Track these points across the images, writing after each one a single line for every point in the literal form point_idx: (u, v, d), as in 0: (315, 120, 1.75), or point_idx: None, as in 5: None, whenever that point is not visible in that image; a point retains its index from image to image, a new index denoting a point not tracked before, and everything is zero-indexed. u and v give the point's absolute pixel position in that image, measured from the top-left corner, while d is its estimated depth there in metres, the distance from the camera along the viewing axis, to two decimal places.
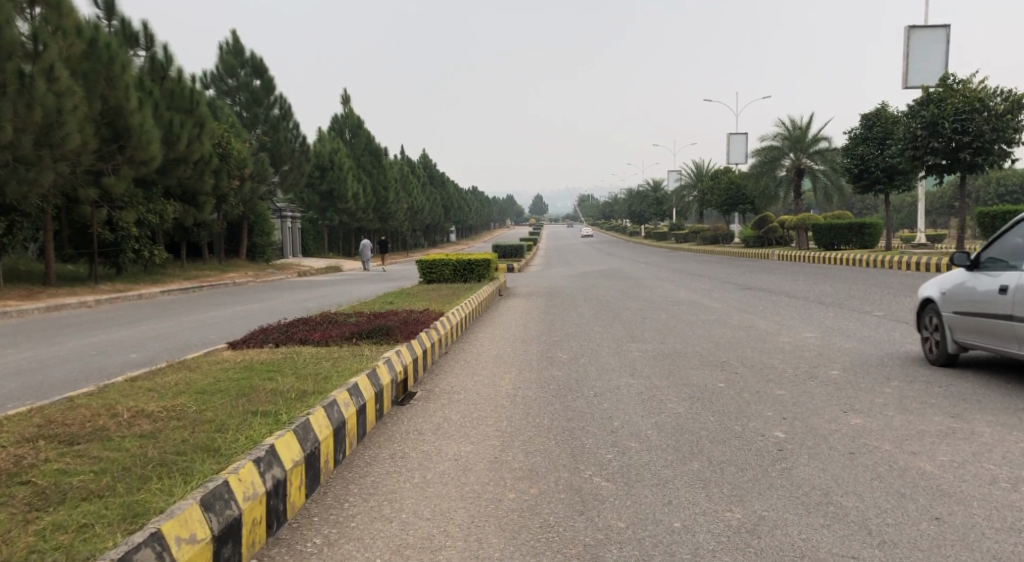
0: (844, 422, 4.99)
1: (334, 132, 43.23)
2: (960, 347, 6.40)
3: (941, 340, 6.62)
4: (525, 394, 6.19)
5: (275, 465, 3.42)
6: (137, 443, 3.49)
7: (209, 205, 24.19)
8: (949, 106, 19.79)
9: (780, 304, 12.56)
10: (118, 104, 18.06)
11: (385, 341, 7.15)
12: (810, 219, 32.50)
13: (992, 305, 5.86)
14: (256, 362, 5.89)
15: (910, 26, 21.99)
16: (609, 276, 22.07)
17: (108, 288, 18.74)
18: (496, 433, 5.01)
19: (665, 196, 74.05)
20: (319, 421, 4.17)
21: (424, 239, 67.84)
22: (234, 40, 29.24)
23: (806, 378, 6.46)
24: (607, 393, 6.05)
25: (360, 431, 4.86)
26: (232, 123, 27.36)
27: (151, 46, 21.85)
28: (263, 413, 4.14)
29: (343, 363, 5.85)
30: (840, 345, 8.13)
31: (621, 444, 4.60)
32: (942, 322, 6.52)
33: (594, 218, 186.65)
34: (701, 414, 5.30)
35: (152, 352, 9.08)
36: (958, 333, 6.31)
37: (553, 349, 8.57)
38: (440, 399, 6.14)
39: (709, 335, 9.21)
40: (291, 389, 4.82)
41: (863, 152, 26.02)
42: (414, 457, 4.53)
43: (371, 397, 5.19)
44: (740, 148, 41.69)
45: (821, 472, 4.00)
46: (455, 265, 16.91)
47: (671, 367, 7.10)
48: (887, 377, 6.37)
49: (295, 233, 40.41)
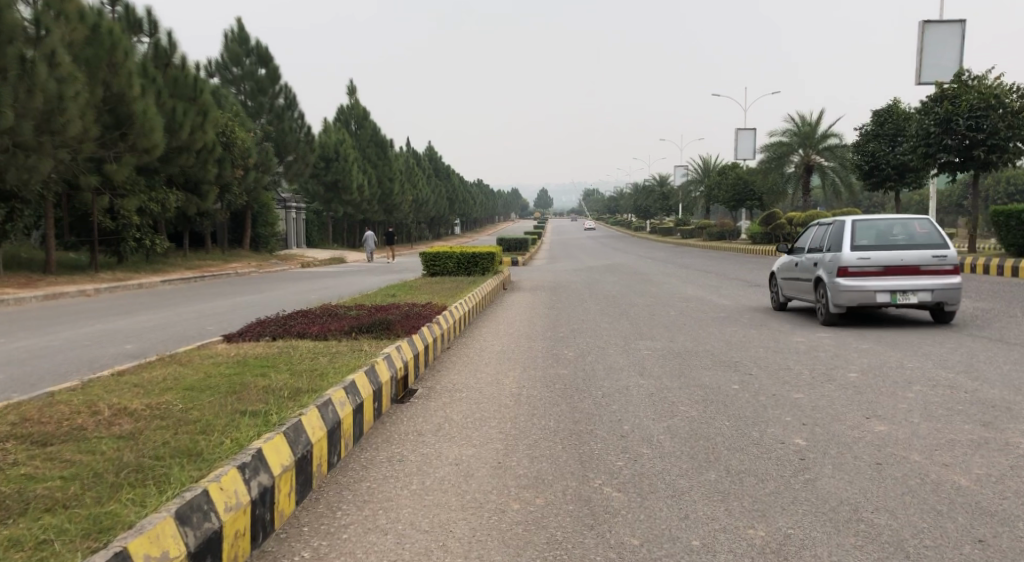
0: (869, 429, 4.73)
1: (340, 122, 42.85)
2: (784, 298, 11.05)
3: (777, 294, 11.23)
4: (530, 393, 5.94)
5: (262, 472, 3.16)
6: (115, 445, 3.23)
7: (213, 194, 23.98)
8: (963, 103, 19.37)
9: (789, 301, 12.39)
10: (121, 90, 17.83)
11: (385, 336, 6.91)
12: (818, 216, 32.07)
13: (794, 270, 10.46)
14: (250, 357, 5.64)
15: (924, 21, 21.58)
16: (615, 271, 21.77)
17: (109, 277, 18.58)
18: (498, 436, 4.75)
19: (672, 191, 73.58)
20: (312, 422, 3.93)
21: (429, 232, 67.45)
22: (240, 28, 28.95)
23: (824, 381, 6.19)
24: (616, 394, 5.78)
25: (356, 432, 4.62)
26: (236, 112, 27.10)
27: (156, 32, 21.58)
28: (254, 412, 3.91)
29: (339, 359, 5.60)
30: (856, 346, 7.84)
31: (633, 451, 4.33)
32: (777, 283, 11.16)
33: (599, 214, 186.02)
34: (716, 418, 5.04)
35: (148, 343, 8.87)
36: (783, 289, 10.97)
37: (558, 346, 8.31)
38: (441, 398, 5.89)
39: (719, 334, 8.94)
40: (285, 387, 4.59)
41: (874, 149, 25.58)
42: (412, 461, 4.28)
43: (369, 395, 4.94)
44: (748, 143, 41.23)
45: (848, 485, 3.75)
46: (459, 259, 16.63)
47: (682, 367, 6.83)
48: (908, 381, 6.09)
49: (299, 224, 40.21)
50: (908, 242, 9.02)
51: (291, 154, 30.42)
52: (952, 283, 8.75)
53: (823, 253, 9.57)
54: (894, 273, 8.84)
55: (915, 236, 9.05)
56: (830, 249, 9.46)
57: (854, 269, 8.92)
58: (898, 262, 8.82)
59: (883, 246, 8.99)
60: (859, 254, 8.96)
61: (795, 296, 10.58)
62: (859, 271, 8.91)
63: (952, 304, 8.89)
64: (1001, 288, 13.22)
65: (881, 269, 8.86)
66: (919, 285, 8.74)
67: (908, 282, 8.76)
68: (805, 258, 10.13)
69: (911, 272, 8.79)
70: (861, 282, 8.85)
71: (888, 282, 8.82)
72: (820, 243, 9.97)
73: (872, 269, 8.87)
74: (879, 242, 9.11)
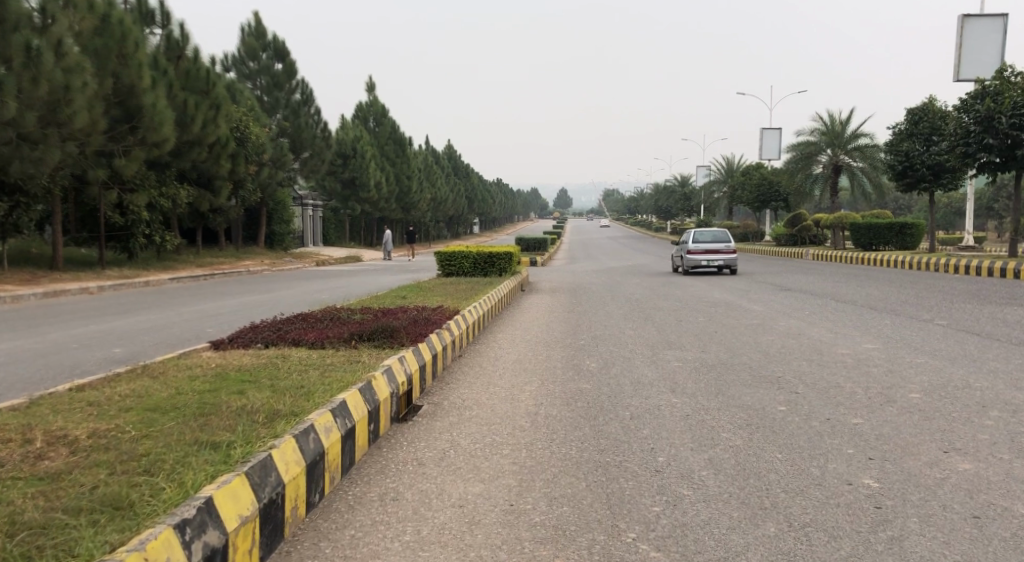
0: (951, 466, 3.72)
1: (358, 120, 42.39)
2: (675, 266, 21.57)
3: (674, 263, 21.77)
4: (548, 414, 5.22)
5: (211, 529, 2.50)
6: (29, 490, 2.61)
7: (226, 189, 23.69)
8: (1007, 100, 18.03)
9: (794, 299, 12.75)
10: (131, 82, 17.47)
11: (388, 345, 6.25)
12: (847, 218, 30.77)
13: (677, 252, 21.08)
14: (229, 372, 5.05)
15: (964, 15, 20.30)
16: (636, 273, 21.03)
17: (115, 274, 18.26)
18: (512, 468, 4.05)
19: (693, 192, 72.36)
20: (286, 457, 3.31)
21: (447, 231, 66.97)
22: (256, 22, 28.61)
23: (883, 403, 5.09)
24: (646, 416, 5.05)
25: (345, 463, 4.00)
26: (251, 107, 26.80)
27: (168, 24, 21.28)
28: (216, 444, 3.31)
29: (331, 374, 4.95)
30: (909, 356, 6.83)
31: (671, 492, 3.59)
32: (672, 257, 21.66)
33: (619, 214, 184.65)
34: (765, 451, 4.17)
35: (139, 348, 8.39)
36: (675, 261, 21.47)
37: (580, 356, 7.58)
38: (448, 417, 5.24)
39: (754, 344, 8.10)
40: (259, 410, 4.00)
41: (908, 148, 24.32)
42: (409, 501, 3.62)
43: (362, 418, 4.32)
44: (773, 142, 40.07)
45: (944, 549, 2.88)
46: (475, 258, 15.98)
47: (719, 384, 6.00)
48: (984, 402, 4.96)
49: (316, 222, 39.87)
50: (718, 240, 19.80)
51: (307, 150, 29.99)
52: (733, 257, 19.42)
53: (684, 244, 20.24)
54: (709, 253, 19.48)
55: (721, 236, 19.85)
56: (685, 243, 20.20)
57: (691, 251, 19.66)
58: (710, 247, 19.72)
59: (704, 241, 20.00)
60: (694, 245, 19.69)
61: (679, 264, 21.13)
62: (693, 252, 19.64)
63: (734, 267, 19.58)
64: None
65: (703, 251, 19.54)
66: (720, 257, 19.44)
67: (715, 257, 19.42)
68: (680, 247, 20.80)
69: (717, 252, 19.53)
70: (695, 255, 19.50)
71: (705, 257, 19.49)
72: (686, 240, 20.60)
73: (699, 250, 19.61)
74: (706, 239, 19.85)
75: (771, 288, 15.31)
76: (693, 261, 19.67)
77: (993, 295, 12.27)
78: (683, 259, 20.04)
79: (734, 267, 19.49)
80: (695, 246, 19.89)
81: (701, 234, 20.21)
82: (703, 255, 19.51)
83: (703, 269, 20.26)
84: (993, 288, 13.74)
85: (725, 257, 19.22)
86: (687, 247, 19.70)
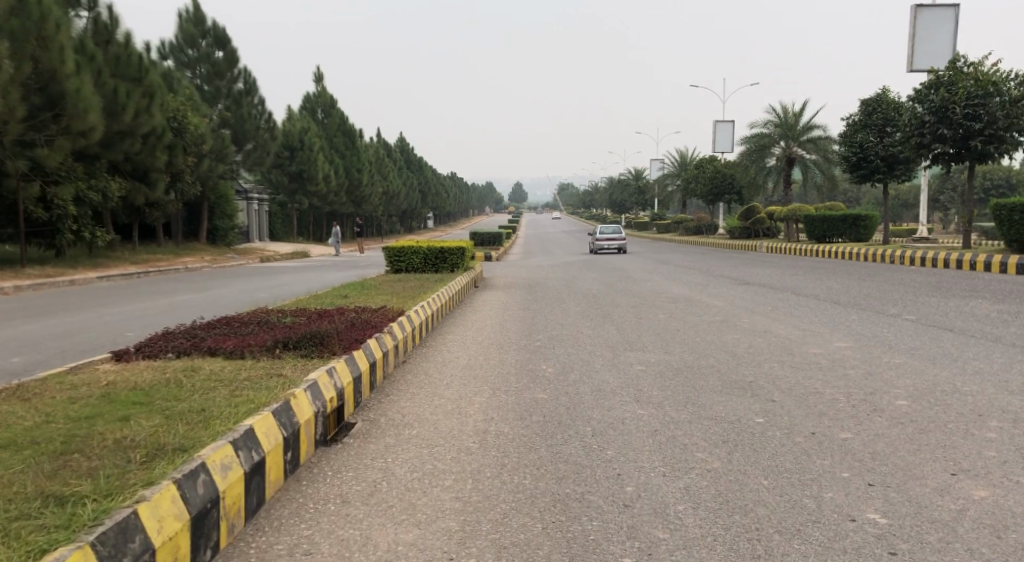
0: (964, 494, 3.14)
1: (306, 111, 40.94)
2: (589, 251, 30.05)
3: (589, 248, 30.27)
4: (500, 432, 4.57)
5: None
6: None
7: (163, 183, 22.29)
8: (961, 89, 18.18)
9: (758, 294, 12.33)
10: (52, 66, 16.13)
11: (316, 353, 5.50)
12: (801, 209, 30.73)
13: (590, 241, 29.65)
14: (122, 394, 4.29)
15: (917, 5, 20.47)
16: (593, 267, 20.57)
17: (37, 272, 16.88)
18: (455, 507, 3.38)
19: (646, 185, 72.74)
20: (160, 512, 2.60)
21: (399, 225, 65.62)
22: (195, 8, 27.23)
23: (869, 412, 4.55)
24: (611, 433, 4.44)
25: (251, 507, 3.29)
26: (189, 96, 25.39)
27: (95, 7, 19.90)
28: (62, 500, 2.57)
29: (244, 395, 4.21)
30: (886, 356, 6.39)
31: (644, 536, 2.96)
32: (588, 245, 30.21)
33: (572, 209, 184.88)
34: (748, 476, 3.56)
35: (42, 357, 7.44)
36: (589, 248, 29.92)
37: (535, 360, 6.94)
38: (385, 437, 4.55)
39: (721, 343, 7.61)
40: (139, 446, 3.25)
41: (862, 140, 24.46)
42: (324, 555, 2.92)
43: (274, 448, 3.61)
44: (726, 135, 40.24)
45: None
46: (426, 253, 15.22)
47: (688, 392, 5.44)
48: (980, 410, 4.44)
49: (262, 216, 38.31)
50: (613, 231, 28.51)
51: (250, 142, 28.59)
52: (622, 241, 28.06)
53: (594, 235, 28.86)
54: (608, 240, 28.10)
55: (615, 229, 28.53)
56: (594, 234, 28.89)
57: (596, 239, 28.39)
58: (610, 236, 28.41)
59: (607, 232, 28.86)
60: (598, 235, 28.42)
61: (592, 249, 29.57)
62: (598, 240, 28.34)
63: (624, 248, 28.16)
64: (1011, 287, 12.05)
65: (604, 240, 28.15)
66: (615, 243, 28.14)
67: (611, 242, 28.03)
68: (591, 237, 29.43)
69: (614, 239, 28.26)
70: (599, 242, 28.36)
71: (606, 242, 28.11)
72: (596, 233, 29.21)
73: (602, 239, 28.48)
74: (608, 232, 28.52)
75: (732, 281, 14.96)
76: (598, 245, 28.53)
77: (953, 288, 12.13)
78: (592, 244, 28.82)
79: (625, 248, 28.12)
80: (601, 236, 28.63)
81: (606, 228, 28.97)
82: (605, 241, 28.31)
83: (606, 250, 28.95)
84: (951, 280, 13.66)
85: (618, 242, 27.95)
86: (594, 237, 28.53)
